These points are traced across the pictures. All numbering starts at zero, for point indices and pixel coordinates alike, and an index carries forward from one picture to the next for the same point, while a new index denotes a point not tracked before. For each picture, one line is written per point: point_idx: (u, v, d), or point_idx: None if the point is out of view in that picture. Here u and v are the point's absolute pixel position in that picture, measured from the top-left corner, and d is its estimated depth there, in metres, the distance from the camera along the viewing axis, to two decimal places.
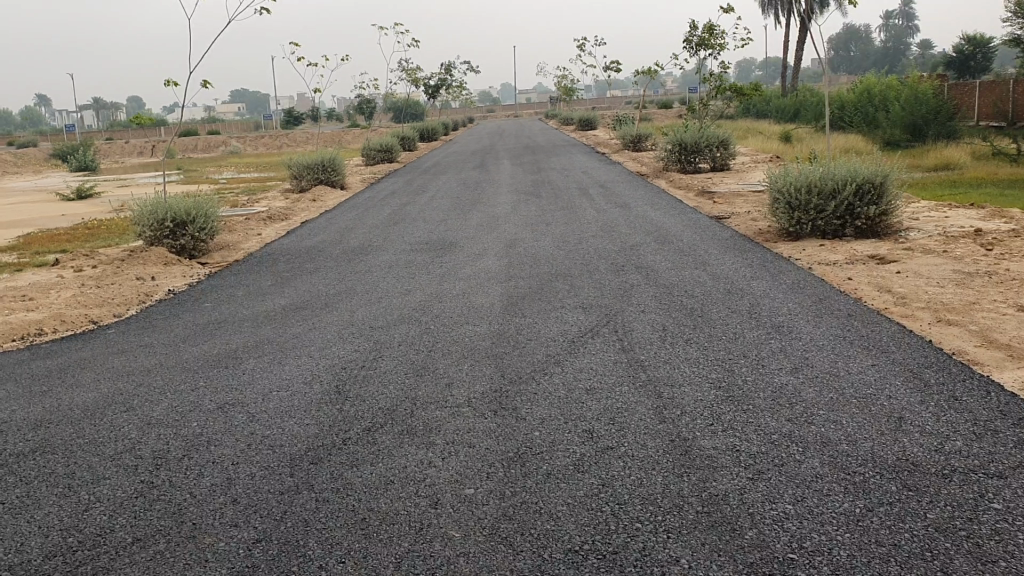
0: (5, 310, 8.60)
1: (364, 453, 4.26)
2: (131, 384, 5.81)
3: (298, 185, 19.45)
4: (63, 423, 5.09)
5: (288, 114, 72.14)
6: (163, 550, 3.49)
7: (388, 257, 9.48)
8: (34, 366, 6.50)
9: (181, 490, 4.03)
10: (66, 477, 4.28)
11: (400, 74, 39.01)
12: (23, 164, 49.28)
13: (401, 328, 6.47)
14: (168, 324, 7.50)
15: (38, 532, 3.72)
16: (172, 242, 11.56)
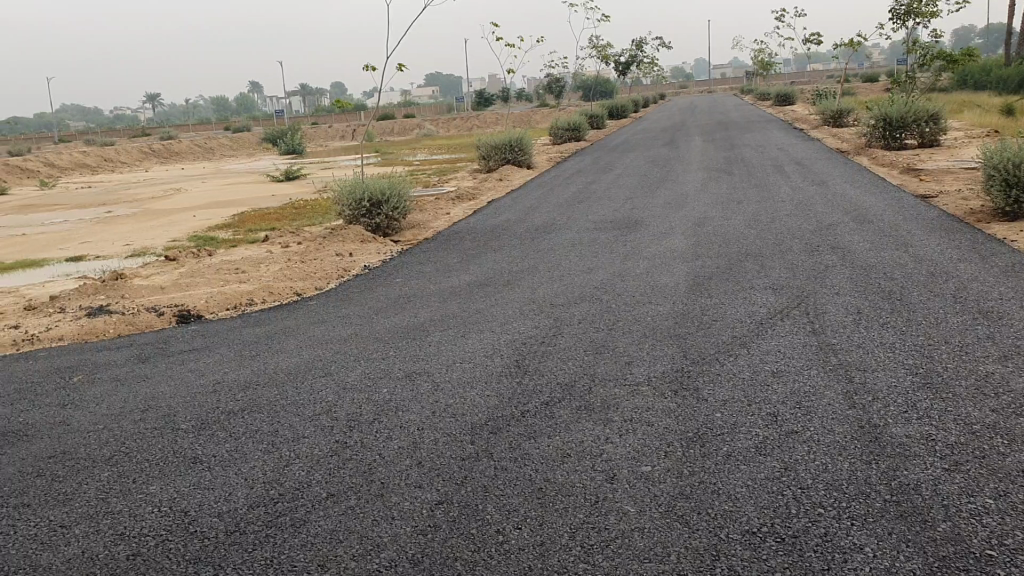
0: (220, 282, 9.32)
1: (543, 426, 4.33)
2: (329, 351, 6.17)
3: (488, 166, 19.90)
4: (269, 386, 5.49)
5: (480, 95, 73.72)
6: (354, 506, 3.71)
7: (572, 235, 9.54)
8: (245, 333, 7.03)
9: (370, 451, 4.25)
10: (270, 434, 4.63)
11: (589, 53, 38.96)
12: (238, 148, 53.09)
13: (584, 306, 6.51)
14: (363, 297, 7.90)
15: (244, 484, 4.03)
16: (368, 220, 12.12)
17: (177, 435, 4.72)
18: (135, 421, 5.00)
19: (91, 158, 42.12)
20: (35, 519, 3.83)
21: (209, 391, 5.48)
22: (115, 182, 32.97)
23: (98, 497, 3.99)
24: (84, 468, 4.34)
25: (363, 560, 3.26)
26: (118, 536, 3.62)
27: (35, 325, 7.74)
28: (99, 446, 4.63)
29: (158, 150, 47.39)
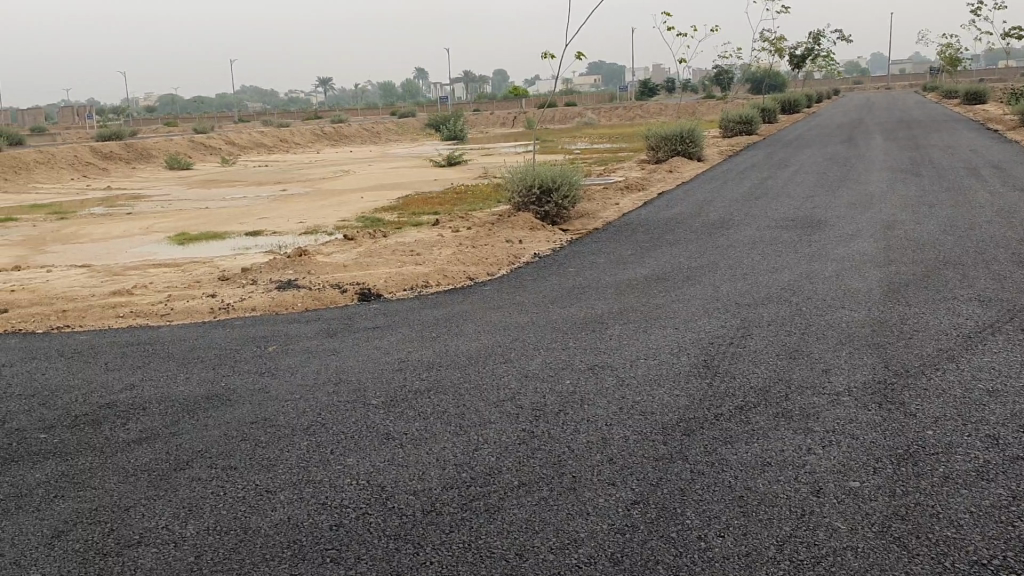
0: (397, 263, 9.56)
1: (738, 431, 4.18)
2: (508, 337, 6.20)
3: (656, 157, 19.63)
4: (452, 367, 5.57)
5: (644, 85, 72.93)
6: (547, 497, 3.67)
7: (751, 232, 9.25)
8: (425, 314, 7.17)
9: (560, 443, 4.22)
10: (458, 416, 4.67)
11: (764, 45, 37.80)
12: (403, 133, 54.59)
13: (771, 307, 6.27)
14: (538, 284, 7.92)
15: (436, 464, 4.08)
16: (538, 208, 12.17)
17: (368, 411, 4.84)
18: (329, 393, 5.16)
19: (268, 139, 44.31)
20: (242, 482, 3.97)
21: (395, 368, 5.61)
22: (290, 162, 34.55)
23: (300, 466, 4.13)
24: (284, 436, 4.50)
25: (561, 555, 3.22)
26: (320, 505, 3.72)
27: (229, 295, 8.14)
28: (296, 416, 4.79)
29: (330, 133, 49.36)
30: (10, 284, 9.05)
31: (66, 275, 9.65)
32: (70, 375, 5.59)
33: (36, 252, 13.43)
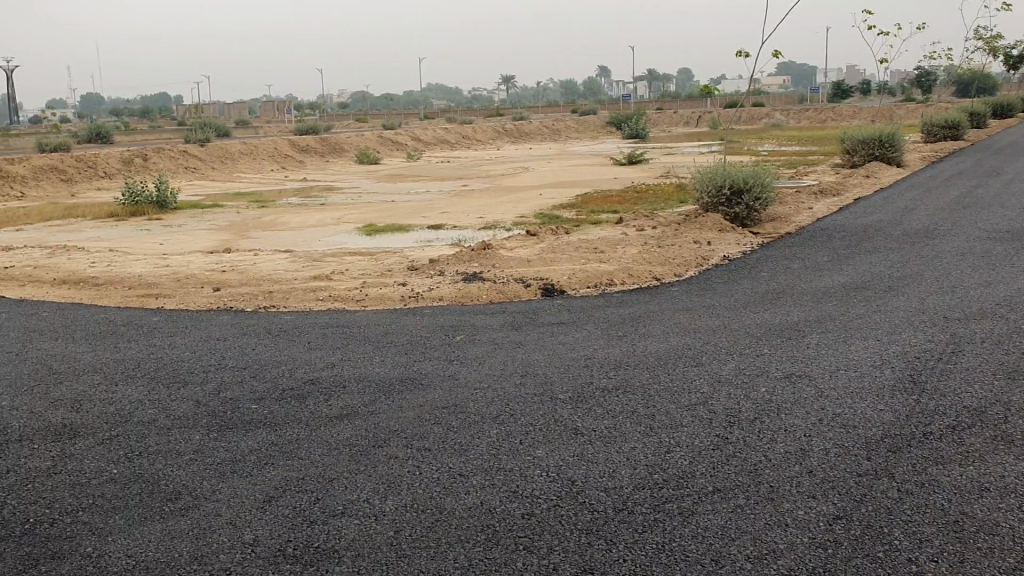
0: (582, 260, 9.56)
1: (951, 452, 3.91)
2: (699, 341, 6.08)
3: (850, 162, 18.77)
4: (641, 367, 5.52)
5: (836, 86, 69.98)
6: (743, 505, 3.57)
7: (959, 243, 8.67)
8: (612, 312, 7.15)
9: (755, 451, 4.09)
10: (647, 417, 4.62)
11: (976, 44, 35.39)
12: (584, 130, 54.78)
13: (986, 323, 5.84)
14: (728, 288, 7.73)
15: (628, 463, 4.05)
16: (727, 210, 11.90)
17: (556, 404, 4.87)
18: (516, 385, 5.22)
19: (452, 135, 45.57)
20: (437, 464, 4.07)
21: (582, 365, 5.61)
22: (472, 158, 35.31)
23: (491, 453, 4.19)
24: (475, 423, 4.59)
25: (759, 564, 3.12)
26: (512, 493, 3.76)
27: (418, 285, 8.40)
28: (486, 404, 4.88)
29: (511, 130, 50.15)
30: (218, 265, 9.64)
31: (268, 259, 10.20)
32: (275, 349, 5.84)
33: (241, 237, 14.29)
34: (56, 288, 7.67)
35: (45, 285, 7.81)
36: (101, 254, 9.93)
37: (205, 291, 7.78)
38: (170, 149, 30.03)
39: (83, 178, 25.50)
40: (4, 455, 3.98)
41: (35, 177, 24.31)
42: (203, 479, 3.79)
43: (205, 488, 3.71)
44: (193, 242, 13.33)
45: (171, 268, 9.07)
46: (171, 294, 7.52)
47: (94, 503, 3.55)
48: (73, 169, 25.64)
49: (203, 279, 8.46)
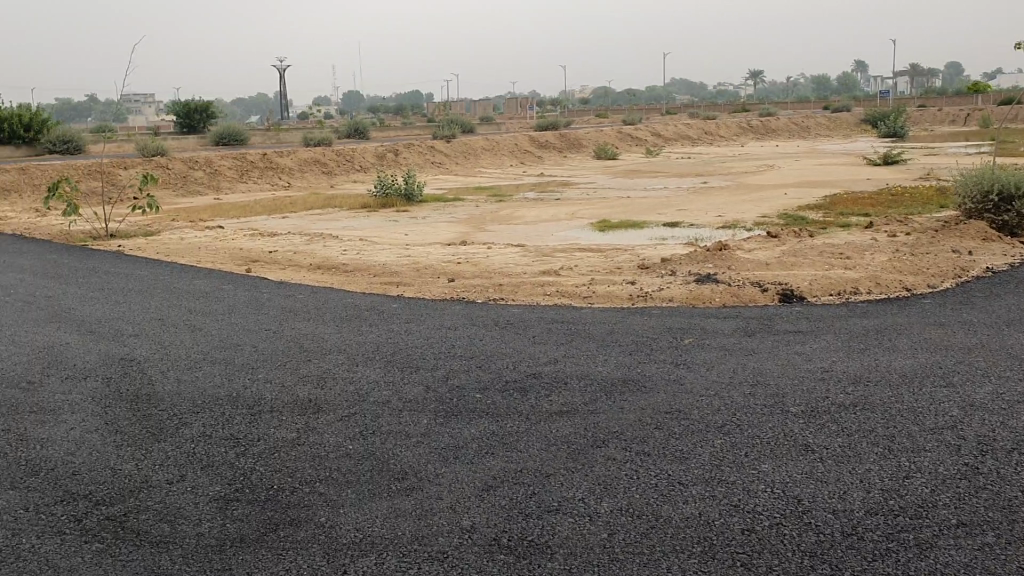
0: (824, 266, 9.06)
1: None
2: (951, 359, 5.58)
3: None
4: (883, 384, 5.14)
5: None
6: (993, 544, 3.22)
7: None
8: (854, 323, 6.73)
9: (1011, 486, 3.70)
10: (887, 438, 4.29)
11: None
12: (835, 128, 52.15)
13: None
14: (990, 303, 7.06)
15: (861, 486, 3.77)
16: (993, 217, 10.90)
17: (786, 418, 4.62)
18: (745, 394, 5.02)
19: (694, 132, 44.88)
20: (655, 470, 3.95)
21: (817, 378, 5.31)
22: (714, 155, 34.55)
23: (712, 464, 4.03)
24: (698, 431, 4.45)
25: None
26: (732, 507, 3.59)
27: (648, 284, 8.30)
28: (710, 412, 4.72)
29: (756, 126, 48.61)
30: (457, 256, 10.03)
31: (503, 253, 10.49)
32: (504, 341, 5.96)
33: (480, 230, 14.79)
34: (310, 273, 8.27)
35: (301, 270, 8.44)
36: (353, 242, 10.61)
37: (441, 281, 8.09)
38: (421, 144, 31.65)
39: (342, 170, 27.44)
40: (256, 423, 4.24)
41: (301, 169, 26.45)
42: (429, 462, 3.89)
43: (429, 471, 3.80)
44: (436, 233, 13.95)
45: (413, 258, 9.53)
46: (410, 284, 7.88)
47: (331, 476, 3.69)
48: (333, 161, 27.66)
49: (441, 269, 8.82)
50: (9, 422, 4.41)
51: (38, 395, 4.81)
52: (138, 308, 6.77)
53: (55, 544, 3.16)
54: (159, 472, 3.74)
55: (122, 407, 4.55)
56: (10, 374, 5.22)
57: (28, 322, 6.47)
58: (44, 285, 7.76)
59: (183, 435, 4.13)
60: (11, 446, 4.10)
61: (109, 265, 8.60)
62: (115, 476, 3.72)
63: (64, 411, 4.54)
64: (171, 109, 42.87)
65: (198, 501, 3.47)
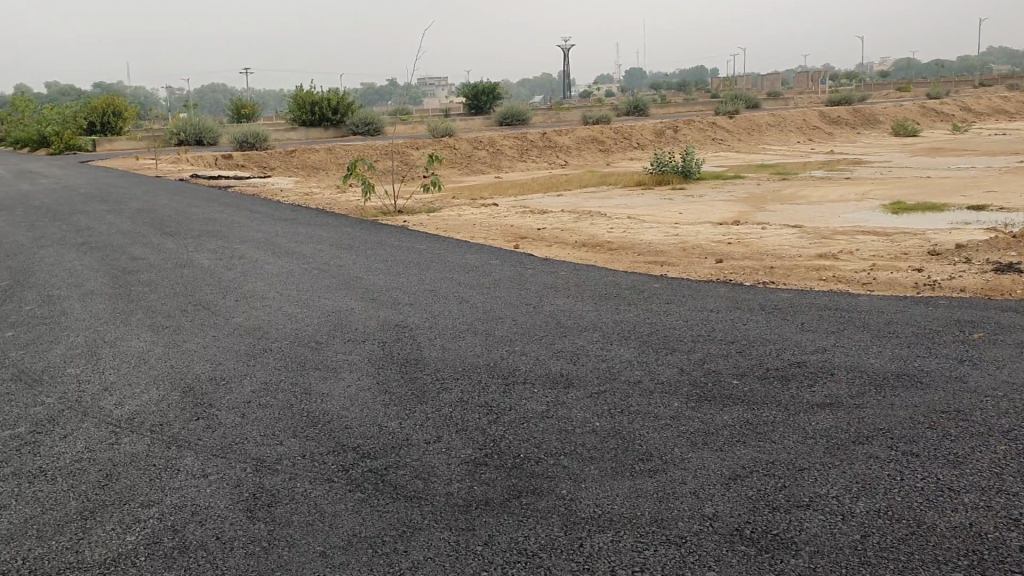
0: None
1: None
2: None
3: None
4: None
5: None
6: None
7: None
8: None
9: None
10: None
11: None
12: None
13: None
14: None
15: None
16: None
17: None
18: None
19: (1010, 104, 40.48)
20: (924, 472, 3.55)
21: None
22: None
23: (992, 471, 3.57)
24: (979, 434, 3.97)
25: None
26: (1012, 520, 3.14)
27: (937, 273, 7.61)
28: (995, 416, 4.22)
29: None
30: (728, 236, 9.75)
31: (777, 234, 10.05)
32: (767, 324, 5.62)
33: (755, 210, 14.26)
34: (576, 250, 8.38)
35: (568, 247, 8.57)
36: (622, 220, 10.62)
37: (708, 262, 7.89)
38: (700, 121, 31.09)
39: (619, 148, 27.59)
40: (510, 394, 4.37)
41: (579, 148, 26.95)
42: (675, 446, 3.70)
43: (675, 454, 3.63)
44: (708, 212, 13.65)
45: (681, 237, 9.38)
46: (674, 263, 7.73)
47: (576, 450, 3.69)
48: (612, 140, 27.92)
49: (709, 249, 8.62)
50: (297, 377, 4.89)
51: (323, 354, 5.29)
52: (413, 279, 7.21)
53: (323, 490, 3.47)
54: (418, 432, 3.97)
55: (392, 369, 4.90)
56: (303, 333, 5.79)
57: (319, 289, 7.10)
58: (337, 255, 8.50)
59: (443, 399, 4.35)
60: (297, 398, 4.55)
61: (394, 239, 9.24)
62: (380, 432, 4.01)
63: (343, 370, 4.96)
64: (462, 91, 45.24)
65: (451, 462, 3.64)
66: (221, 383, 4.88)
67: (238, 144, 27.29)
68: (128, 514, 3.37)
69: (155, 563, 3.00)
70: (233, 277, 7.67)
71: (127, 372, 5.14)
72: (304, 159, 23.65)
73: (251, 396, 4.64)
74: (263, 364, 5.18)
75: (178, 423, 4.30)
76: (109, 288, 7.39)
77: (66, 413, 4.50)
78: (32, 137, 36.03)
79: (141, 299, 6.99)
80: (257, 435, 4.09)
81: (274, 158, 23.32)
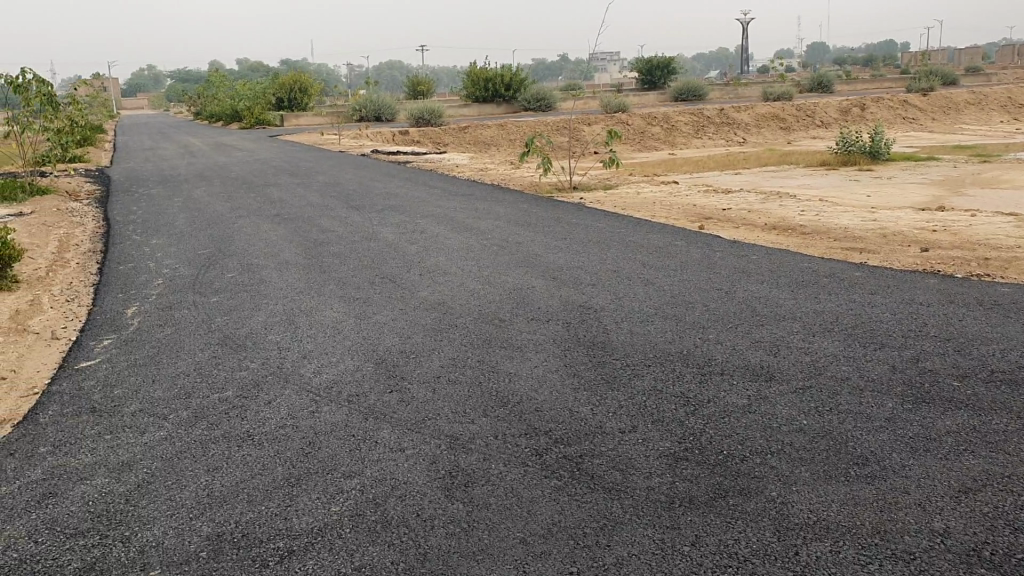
0: None
1: None
2: None
3: None
4: None
5: None
6: None
7: None
8: None
9: None
10: None
11: None
12: None
13: None
14: None
15: None
16: None
17: None
18: None
19: None
20: None
21: None
22: None
23: None
24: None
25: None
26: None
27: None
28: None
29: None
30: (931, 223, 9.08)
31: (987, 221, 9.28)
32: (989, 320, 5.16)
33: (956, 193, 13.29)
34: (765, 233, 8.03)
35: (756, 229, 8.23)
36: (812, 203, 10.11)
37: (913, 251, 7.35)
38: (891, 98, 29.35)
39: (801, 126, 26.45)
40: (706, 385, 4.20)
41: (758, 126, 26.03)
42: (894, 451, 3.43)
43: (895, 461, 3.35)
44: (903, 196, 12.84)
45: (879, 223, 8.81)
46: (875, 251, 7.27)
47: (783, 450, 3.49)
48: (793, 117, 26.81)
49: (912, 237, 8.04)
50: (484, 354, 4.89)
51: (508, 332, 5.27)
52: (596, 258, 7.09)
53: (519, 473, 3.43)
54: (611, 420, 3.86)
55: (581, 351, 4.81)
56: (488, 310, 5.79)
57: (502, 266, 7.09)
58: (517, 232, 8.49)
59: (635, 386, 4.23)
60: (486, 376, 4.54)
61: (572, 217, 9.16)
62: (572, 417, 3.93)
63: (529, 350, 4.91)
64: (635, 66, 44.71)
65: (649, 455, 3.52)
66: (412, 356, 4.94)
67: (415, 119, 27.97)
68: (331, 484, 3.44)
69: (360, 537, 3.04)
70: (417, 251, 7.80)
71: (322, 342, 5.29)
72: (478, 135, 23.97)
73: (440, 371, 4.67)
74: (450, 340, 5.21)
75: (374, 395, 4.38)
76: (302, 259, 7.67)
77: (269, 378, 4.68)
78: (226, 111, 38.24)
79: (332, 270, 7.22)
80: (450, 412, 4.10)
81: (449, 134, 23.76)
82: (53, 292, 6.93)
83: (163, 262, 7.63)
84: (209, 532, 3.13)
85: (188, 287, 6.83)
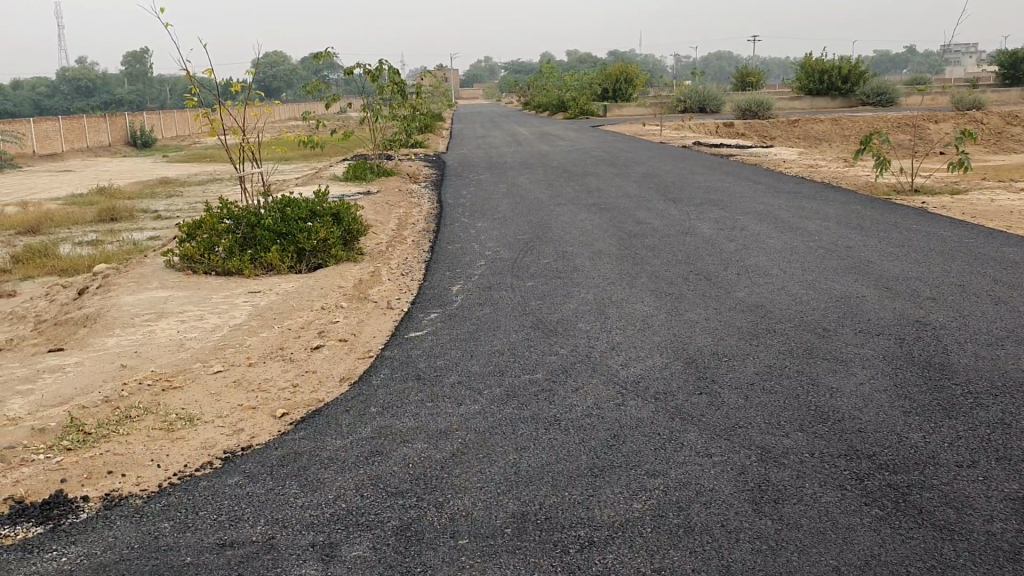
0: None
1: None
2: None
3: None
4: None
5: None
6: None
7: None
8: None
9: None
10: None
11: None
12: None
13: None
14: None
15: None
16: None
17: None
18: None
19: None
20: None
21: None
22: None
23: None
24: None
25: None
26: None
27: None
28: None
29: None
30: None
31: None
32: None
33: None
34: None
35: None
36: None
37: None
38: None
39: None
40: None
41: None
42: None
43: None
44: None
45: None
46: None
47: None
48: None
49: None
50: (804, 365, 4.61)
51: (832, 344, 4.93)
52: (936, 270, 6.46)
53: (837, 497, 3.18)
54: (947, 451, 3.47)
55: (913, 371, 4.39)
56: (809, 318, 5.46)
57: (827, 270, 6.68)
58: (846, 234, 7.98)
59: (979, 418, 3.77)
60: (805, 389, 4.27)
61: (910, 221, 8.45)
62: (900, 443, 3.58)
63: (855, 364, 4.56)
64: (997, 58, 40.52)
65: (991, 495, 3.12)
66: (724, 359, 4.77)
67: (741, 112, 27.19)
68: (634, 481, 3.40)
69: (661, 538, 2.97)
70: (735, 249, 7.58)
71: (632, 335, 5.28)
72: (808, 129, 22.93)
73: (754, 377, 4.47)
74: (767, 346, 4.97)
75: (682, 395, 4.28)
76: (617, 249, 7.74)
77: (577, 366, 4.74)
78: (554, 102, 39.63)
79: (646, 262, 7.20)
80: (763, 422, 3.90)
81: (776, 127, 22.96)
82: (390, 266, 7.54)
83: (487, 245, 8.04)
84: (515, 509, 3.21)
85: (507, 270, 7.12)
